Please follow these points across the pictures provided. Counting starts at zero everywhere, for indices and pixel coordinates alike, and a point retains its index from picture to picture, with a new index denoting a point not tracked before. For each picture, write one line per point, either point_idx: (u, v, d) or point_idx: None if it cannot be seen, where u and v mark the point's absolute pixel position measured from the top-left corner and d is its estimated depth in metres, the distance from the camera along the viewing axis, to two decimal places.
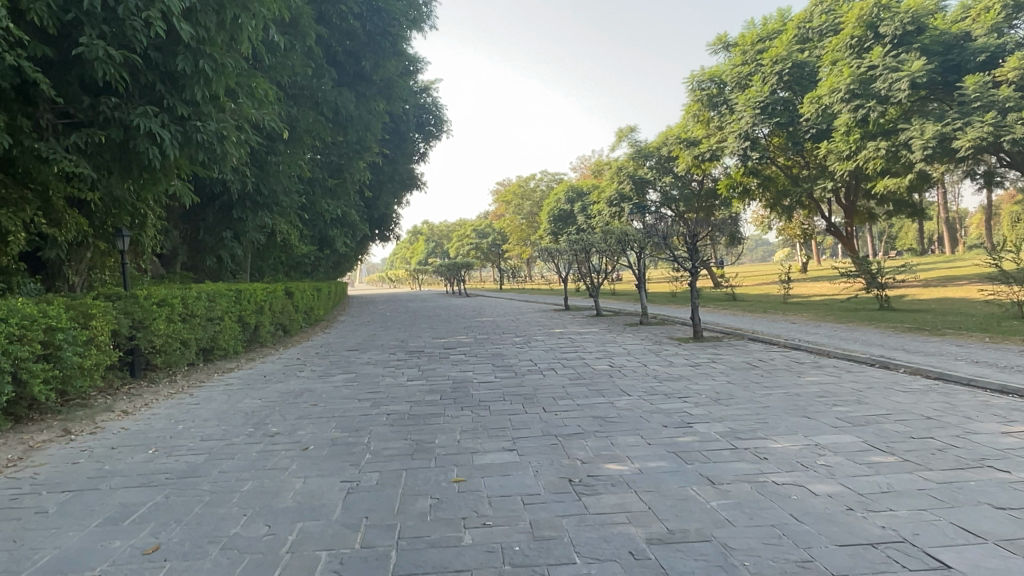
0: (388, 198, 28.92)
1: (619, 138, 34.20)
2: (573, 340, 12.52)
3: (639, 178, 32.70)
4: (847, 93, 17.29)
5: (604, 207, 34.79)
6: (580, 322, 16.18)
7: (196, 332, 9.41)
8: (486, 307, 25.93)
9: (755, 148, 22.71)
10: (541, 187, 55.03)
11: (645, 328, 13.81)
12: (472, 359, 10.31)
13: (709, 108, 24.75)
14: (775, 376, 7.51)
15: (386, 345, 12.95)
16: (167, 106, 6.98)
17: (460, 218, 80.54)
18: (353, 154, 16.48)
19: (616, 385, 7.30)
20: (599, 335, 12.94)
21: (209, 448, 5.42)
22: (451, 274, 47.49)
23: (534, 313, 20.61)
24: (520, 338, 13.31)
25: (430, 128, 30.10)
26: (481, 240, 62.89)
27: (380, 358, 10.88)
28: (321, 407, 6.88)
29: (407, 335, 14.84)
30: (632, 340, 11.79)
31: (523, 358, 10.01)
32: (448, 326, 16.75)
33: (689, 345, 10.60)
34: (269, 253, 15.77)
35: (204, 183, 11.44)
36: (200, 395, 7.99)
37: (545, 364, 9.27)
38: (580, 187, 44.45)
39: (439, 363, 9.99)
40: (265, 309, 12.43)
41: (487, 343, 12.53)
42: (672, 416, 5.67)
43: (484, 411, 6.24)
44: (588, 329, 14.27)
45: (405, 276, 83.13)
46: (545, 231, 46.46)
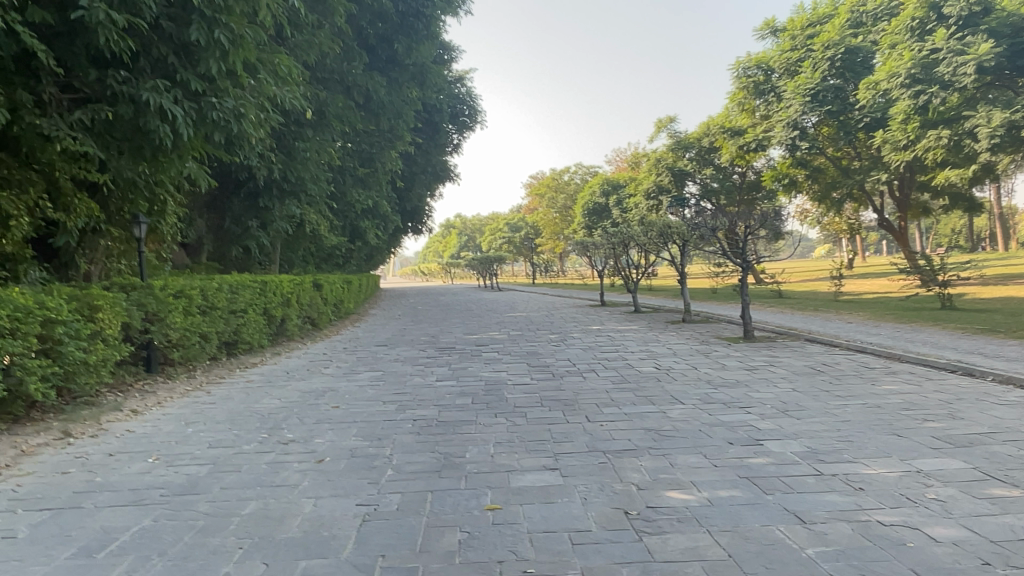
0: (421, 189, 28.44)
1: (657, 130, 33.21)
2: (612, 338, 11.80)
3: (678, 170, 31.75)
4: (909, 77, 16.09)
5: (641, 200, 33.86)
6: (619, 319, 15.44)
7: (217, 326, 8.92)
8: (520, 301, 25.28)
9: (804, 138, 21.67)
10: (576, 180, 54.19)
11: (689, 326, 13.02)
12: (507, 357, 9.66)
13: (755, 96, 23.71)
14: (846, 384, 6.71)
15: (416, 341, 12.36)
16: (181, 80, 6.46)
17: (493, 212, 80.09)
18: (387, 142, 15.99)
19: (667, 391, 6.58)
20: (641, 333, 12.21)
21: (215, 457, 4.86)
22: (484, 268, 46.95)
23: (570, 308, 19.89)
24: (557, 335, 12.62)
25: (463, 119, 29.54)
26: (514, 233, 62.25)
27: (410, 355, 10.28)
28: (343, 410, 6.30)
29: (438, 330, 14.24)
30: (677, 339, 11.02)
31: (561, 358, 9.32)
32: (481, 322, 16.13)
33: (740, 346, 9.81)
34: (298, 244, 15.32)
35: (229, 169, 10.97)
36: (217, 394, 7.47)
37: (586, 365, 8.58)
38: (616, 180, 43.50)
39: (471, 361, 9.36)
40: (292, 302, 11.92)
41: (522, 340, 11.86)
42: (737, 431, 4.95)
43: (521, 419, 5.58)
44: (629, 327, 13.52)
45: (438, 270, 82.98)
46: (579, 225, 45.63)
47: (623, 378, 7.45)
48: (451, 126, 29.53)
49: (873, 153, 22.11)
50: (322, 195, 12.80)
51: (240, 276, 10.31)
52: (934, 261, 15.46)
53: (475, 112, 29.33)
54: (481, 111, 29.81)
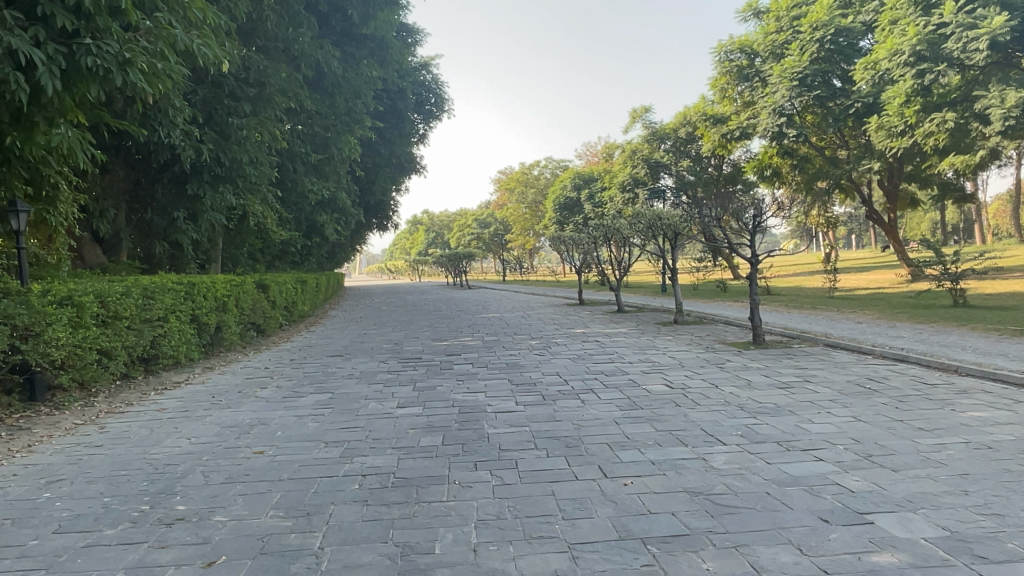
0: (385, 182, 26.70)
1: (632, 120, 31.85)
2: (602, 344, 10.32)
3: (654, 161, 30.50)
4: (912, 55, 14.89)
5: (616, 193, 32.51)
6: (603, 321, 13.99)
7: (125, 340, 7.22)
8: (492, 300, 23.75)
9: (792, 125, 20.47)
10: (546, 175, 52.74)
11: (684, 329, 11.61)
12: (482, 372, 8.12)
13: (738, 81, 22.46)
14: (919, 410, 5.29)
15: (376, 350, 10.73)
16: (43, 15, 4.79)
17: (461, 209, 78.47)
18: (345, 127, 14.45)
19: (695, 424, 5.08)
20: (633, 338, 10.74)
21: (54, 556, 3.19)
22: (452, 264, 45.25)
23: (546, 308, 18.37)
24: (537, 341, 11.08)
25: (429, 107, 27.88)
26: (482, 229, 60.63)
27: (367, 369, 8.67)
28: (269, 459, 4.67)
29: (403, 336, 12.63)
30: (678, 346, 9.57)
31: (547, 372, 7.79)
32: (450, 325, 14.52)
33: (755, 354, 8.38)
34: (243, 239, 13.62)
35: (147, 149, 9.24)
36: (111, 431, 5.76)
37: (580, 382, 7.07)
38: (587, 174, 42.11)
39: (441, 378, 7.78)
40: (229, 305, 10.25)
41: (498, 348, 10.30)
42: (822, 497, 3.48)
43: (511, 475, 4.02)
44: (616, 330, 12.06)
45: (405, 268, 81.07)
46: (550, 220, 44.17)
47: (631, 402, 5.95)
48: (416, 115, 27.87)
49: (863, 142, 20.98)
50: (265, 182, 11.15)
51: (160, 278, 8.61)
52: (944, 253, 14.27)
53: (441, 100, 27.75)
54: (447, 99, 28.21)
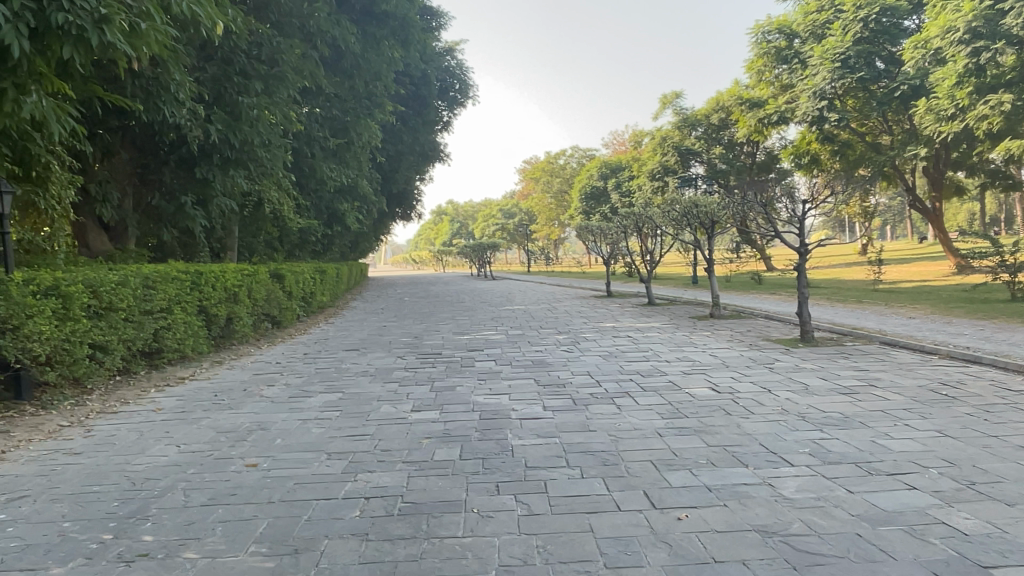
0: (408, 171, 26.15)
1: (662, 106, 30.91)
2: (635, 340, 9.63)
3: (684, 149, 29.58)
4: (967, 32, 13.90)
5: (644, 182, 31.64)
6: (634, 314, 13.28)
7: (122, 332, 6.71)
8: (517, 292, 23.11)
9: (833, 109, 19.49)
10: (572, 164, 51.85)
11: (723, 324, 10.86)
12: (506, 370, 7.49)
13: (776, 63, 21.49)
14: (1014, 423, 4.55)
15: (394, 345, 10.14)
16: None
17: (486, 199, 77.89)
18: (364, 110, 13.93)
19: (752, 438, 4.39)
20: (668, 334, 10.03)
21: None
22: (476, 255, 44.67)
23: (572, 300, 17.70)
24: (565, 336, 10.42)
25: (453, 94, 27.25)
26: (507, 220, 60.01)
27: (384, 366, 8.08)
28: (261, 474, 4.06)
29: (423, 329, 12.05)
30: (718, 343, 8.85)
31: (577, 371, 7.14)
32: (473, 317, 13.90)
33: (805, 353, 7.64)
34: (259, 227, 13.12)
35: (152, 129, 8.70)
36: (96, 436, 5.21)
37: (615, 383, 6.41)
38: (614, 163, 41.17)
39: (462, 376, 7.16)
40: (241, 296, 9.74)
41: (524, 344, 9.66)
42: (930, 542, 2.79)
43: (541, 502, 3.36)
44: (649, 325, 11.36)
45: (430, 259, 80.80)
46: (576, 210, 43.35)
47: (674, 408, 5.27)
48: (440, 102, 27.28)
49: (910, 127, 19.89)
50: (279, 166, 10.61)
51: (165, 267, 8.10)
52: (1002, 244, 13.32)
53: (465, 86, 27.10)
54: (472, 85, 27.56)
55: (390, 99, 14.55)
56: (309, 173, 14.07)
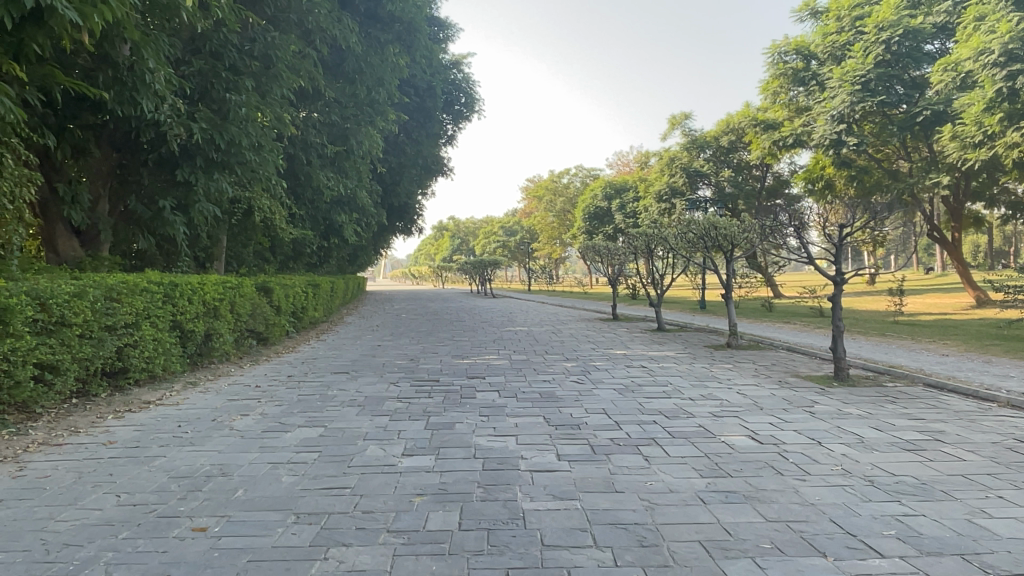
0: (409, 184, 25.45)
1: (670, 126, 30.27)
2: (650, 371, 8.82)
3: (693, 171, 28.90)
4: (1003, 54, 13.20)
5: (651, 203, 30.96)
6: (645, 341, 12.46)
7: (76, 351, 5.92)
8: (518, 311, 22.30)
9: (852, 134, 18.79)
10: (576, 183, 51.18)
11: (743, 356, 10.05)
12: (512, 404, 6.67)
13: (793, 84, 20.86)
14: None
15: (388, 368, 9.32)
16: None
17: (487, 216, 77.30)
18: (366, 118, 13.18)
19: (819, 511, 3.58)
20: (686, 365, 9.22)
21: None
22: (477, 272, 43.84)
23: (577, 323, 16.89)
24: (574, 364, 9.60)
25: (458, 108, 26.63)
26: (509, 238, 59.33)
27: (374, 395, 7.26)
28: (209, 543, 3.25)
29: (420, 351, 11.22)
30: (744, 378, 8.03)
31: (592, 408, 6.33)
32: (473, 339, 13.07)
33: (846, 396, 6.82)
34: (248, 237, 12.35)
35: (128, 125, 7.96)
36: (27, 477, 4.39)
37: (637, 426, 5.60)
38: (619, 183, 40.47)
39: (462, 411, 6.35)
40: (222, 311, 8.95)
41: (529, 372, 8.84)
42: None
43: None
44: (662, 354, 10.54)
45: (429, 274, 80.01)
46: (579, 229, 42.60)
47: (714, 464, 4.45)
48: (445, 115, 26.67)
49: (931, 154, 19.23)
50: (270, 171, 9.86)
51: (135, 278, 7.34)
52: None
53: (471, 99, 26.49)
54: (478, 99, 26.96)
55: (393, 108, 13.85)
56: (305, 182, 13.30)
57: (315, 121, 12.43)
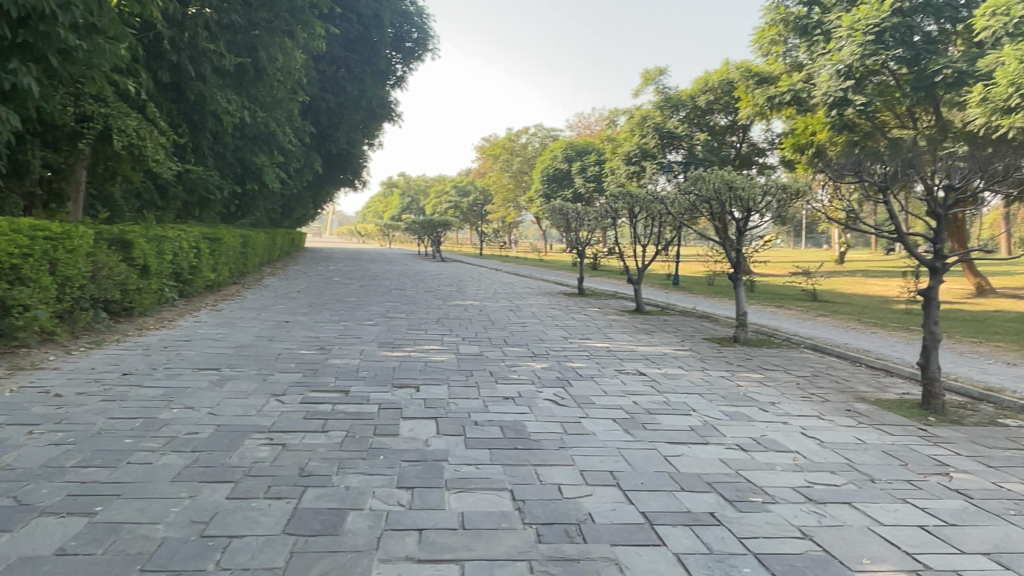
0: (348, 129, 22.21)
1: (643, 82, 27.44)
2: (655, 383, 6.25)
3: (666, 132, 26.39)
4: None
5: (619, 165, 28.41)
6: (627, 329, 9.93)
7: None
8: (469, 279, 19.54)
9: (859, 92, 16.39)
10: (534, 144, 48.20)
11: (765, 360, 7.60)
12: (455, 455, 3.96)
13: (793, 33, 18.24)
14: None
15: (282, 364, 6.48)
16: None
17: (439, 176, 73.83)
18: (283, 27, 10.42)
19: None
20: (700, 374, 6.69)
21: None
22: (426, 233, 40.79)
23: (539, 298, 14.30)
24: (545, 363, 6.98)
25: (409, 45, 23.52)
26: (462, 198, 56.18)
27: (233, 424, 4.46)
28: None
29: (337, 335, 8.40)
30: (797, 405, 5.53)
31: (596, 473, 3.69)
32: (412, 317, 10.31)
33: (978, 451, 4.41)
34: (115, 172, 9.30)
35: None
36: None
37: (689, 532, 2.97)
38: (580, 145, 37.75)
39: (369, 471, 3.62)
40: (30, 275, 5.99)
41: (483, 378, 6.15)
42: None
43: None
44: (657, 351, 8.00)
45: (376, 233, 76.27)
46: (536, 192, 39.80)
47: None
48: (394, 53, 23.60)
49: (943, 123, 17.11)
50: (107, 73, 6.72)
51: None
52: None
53: (424, 37, 23.45)
54: (432, 37, 23.87)
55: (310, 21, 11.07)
56: (196, 103, 10.21)
57: (209, 20, 9.21)
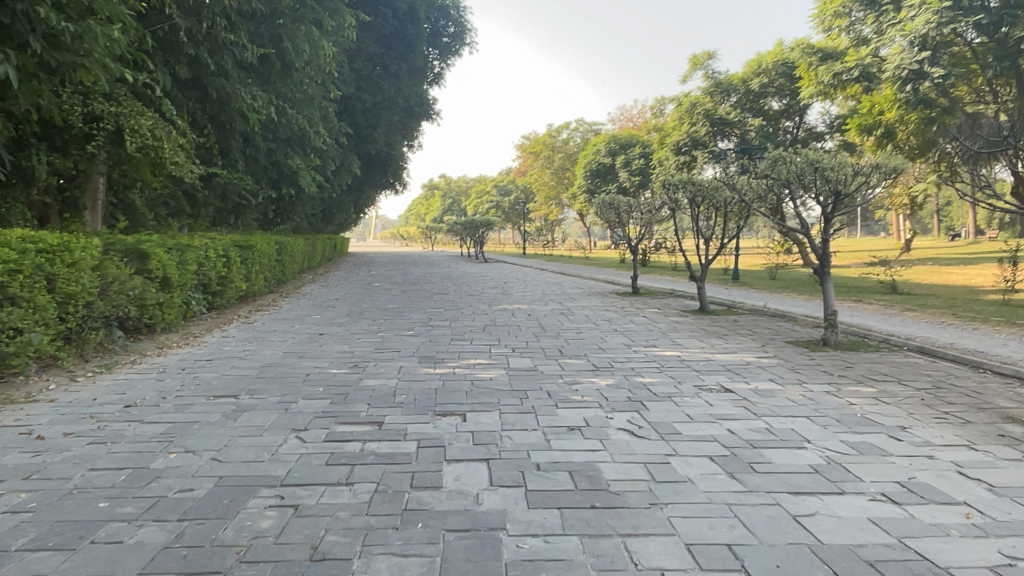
0: (386, 129, 21.47)
1: (691, 67, 26.14)
2: (747, 402, 5.20)
3: (718, 118, 25.01)
4: None
5: (668, 156, 27.12)
6: (696, 332, 8.87)
7: None
8: (515, 280, 18.61)
9: (936, 63, 14.90)
10: (576, 139, 47.07)
11: (870, 369, 6.47)
12: (515, 520, 3.01)
13: (858, 3, 16.83)
14: None
15: (309, 388, 5.64)
16: None
17: (480, 176, 73.13)
18: (309, 15, 9.68)
19: None
20: (798, 390, 5.61)
21: None
22: (469, 233, 39.99)
23: (592, 300, 13.28)
24: (612, 379, 5.99)
25: (446, 40, 22.74)
26: (503, 197, 55.30)
27: (239, 476, 3.60)
28: None
29: (375, 349, 7.55)
30: (935, 431, 4.44)
31: (709, 548, 2.72)
32: (457, 325, 9.42)
33: None
34: (134, 178, 8.66)
35: None
36: None
37: None
38: (624, 138, 36.51)
39: (402, 551, 2.69)
40: (21, 293, 5.27)
41: (541, 401, 5.20)
42: None
43: None
44: (738, 360, 6.94)
45: (419, 236, 75.99)
46: (579, 188, 38.70)
47: None
48: (431, 50, 22.87)
49: None
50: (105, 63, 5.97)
51: None
52: None
53: (461, 30, 22.64)
54: (469, 30, 23.05)
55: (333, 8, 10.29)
56: (220, 101, 9.55)
57: (227, 9, 8.46)
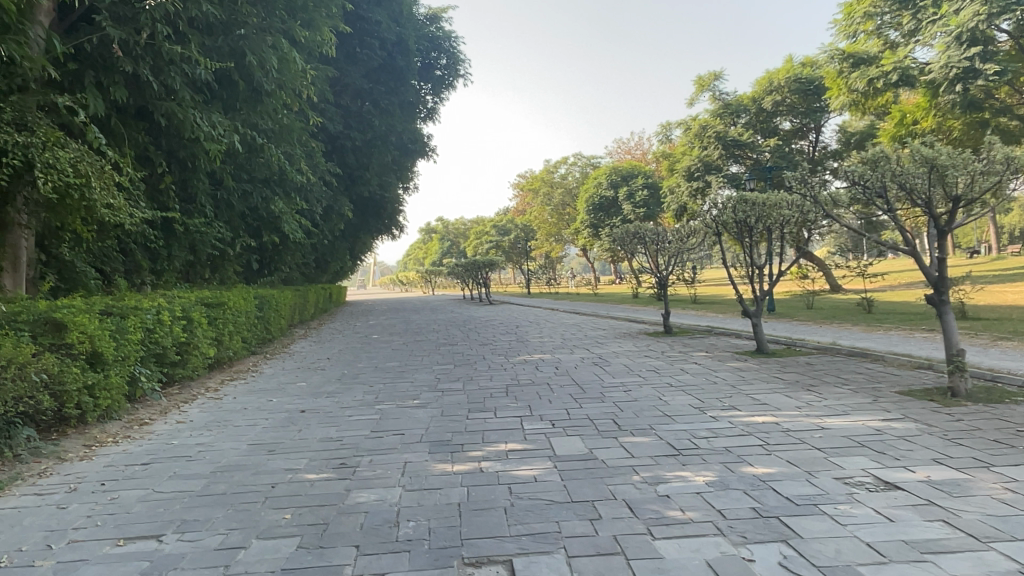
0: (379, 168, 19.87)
1: (698, 89, 24.70)
2: (940, 512, 3.38)
3: (731, 140, 23.46)
4: None
5: (680, 182, 25.53)
6: (775, 385, 7.03)
7: None
8: (527, 325, 16.77)
9: (989, 59, 13.27)
10: (574, 174, 45.65)
11: None
12: None
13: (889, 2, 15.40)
14: None
15: (272, 515, 3.80)
16: None
17: (478, 218, 71.71)
18: (277, 24, 8.08)
19: None
20: (996, 481, 3.79)
21: None
22: (470, 276, 38.21)
23: (623, 345, 11.44)
24: (708, 472, 4.16)
25: (439, 73, 21.40)
26: (503, 238, 53.63)
27: None
28: None
29: (370, 434, 5.70)
30: None
31: None
32: (472, 390, 7.58)
33: None
34: (61, 227, 6.95)
35: None
36: None
37: None
38: (626, 169, 34.99)
39: None
40: None
41: (625, 524, 3.37)
42: None
43: None
44: (863, 427, 5.12)
45: (418, 281, 74.22)
46: (581, 224, 37.06)
47: None
48: (423, 84, 21.46)
49: None
50: None
51: None
52: None
53: (454, 62, 21.31)
54: (463, 61, 21.72)
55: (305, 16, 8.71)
56: (173, 130, 7.91)
57: (171, 12, 6.84)
